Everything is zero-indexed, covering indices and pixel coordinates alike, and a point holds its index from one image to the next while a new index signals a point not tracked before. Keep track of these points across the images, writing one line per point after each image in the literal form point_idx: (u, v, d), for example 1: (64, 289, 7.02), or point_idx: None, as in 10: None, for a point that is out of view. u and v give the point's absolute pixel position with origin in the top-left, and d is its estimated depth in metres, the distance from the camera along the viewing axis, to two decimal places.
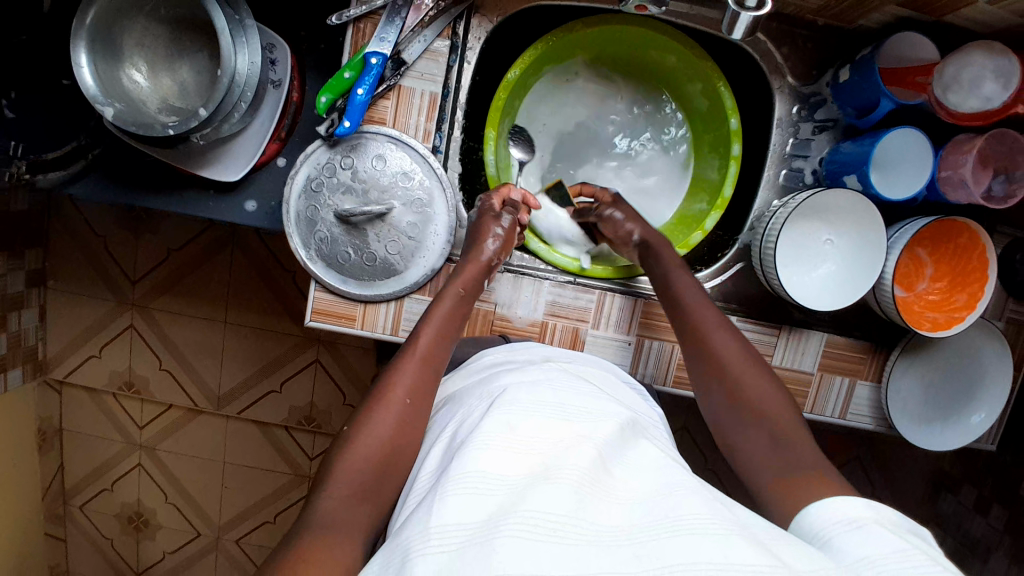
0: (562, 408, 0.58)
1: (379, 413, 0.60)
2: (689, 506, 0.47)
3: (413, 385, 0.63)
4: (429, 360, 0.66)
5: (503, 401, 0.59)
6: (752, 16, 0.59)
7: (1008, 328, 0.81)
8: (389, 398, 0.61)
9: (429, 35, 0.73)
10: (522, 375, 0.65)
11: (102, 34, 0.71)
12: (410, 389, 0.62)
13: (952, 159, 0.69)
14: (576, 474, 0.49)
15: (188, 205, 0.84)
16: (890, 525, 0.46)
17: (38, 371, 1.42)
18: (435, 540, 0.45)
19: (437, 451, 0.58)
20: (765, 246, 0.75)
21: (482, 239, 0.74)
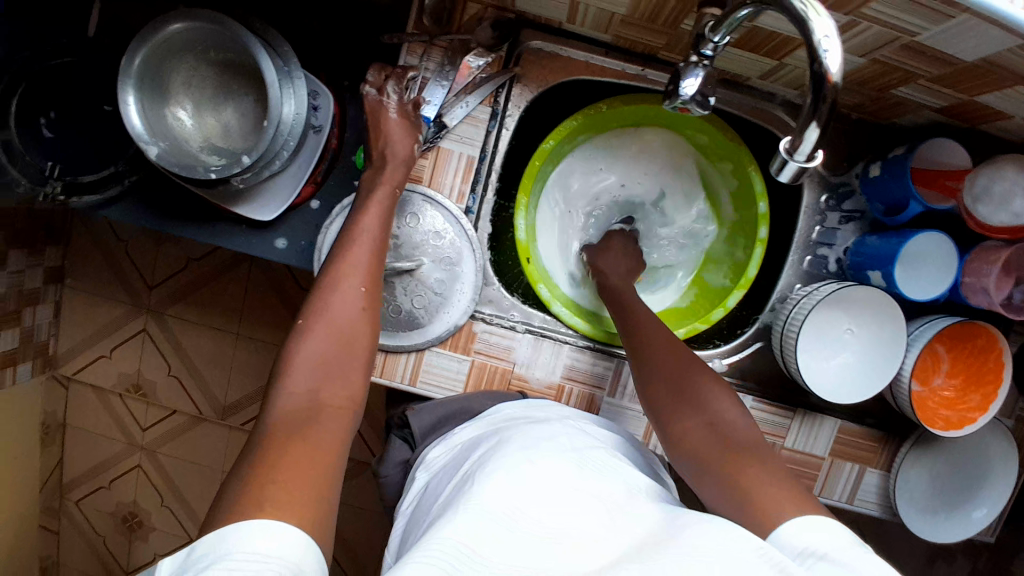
0: (580, 459, 0.59)
1: (310, 333, 0.57)
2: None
3: (354, 290, 0.61)
4: (362, 269, 0.63)
5: (522, 441, 0.61)
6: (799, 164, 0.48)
7: (1018, 426, 0.82)
8: (319, 315, 0.59)
9: (471, 101, 0.73)
10: (541, 426, 0.65)
11: (152, 74, 0.72)
12: (348, 303, 0.60)
13: (976, 266, 0.71)
14: (595, 528, 0.50)
15: (220, 238, 0.85)
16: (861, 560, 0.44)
17: (47, 366, 1.43)
18: (460, 536, 0.47)
19: (451, 485, 0.59)
20: (787, 332, 0.76)
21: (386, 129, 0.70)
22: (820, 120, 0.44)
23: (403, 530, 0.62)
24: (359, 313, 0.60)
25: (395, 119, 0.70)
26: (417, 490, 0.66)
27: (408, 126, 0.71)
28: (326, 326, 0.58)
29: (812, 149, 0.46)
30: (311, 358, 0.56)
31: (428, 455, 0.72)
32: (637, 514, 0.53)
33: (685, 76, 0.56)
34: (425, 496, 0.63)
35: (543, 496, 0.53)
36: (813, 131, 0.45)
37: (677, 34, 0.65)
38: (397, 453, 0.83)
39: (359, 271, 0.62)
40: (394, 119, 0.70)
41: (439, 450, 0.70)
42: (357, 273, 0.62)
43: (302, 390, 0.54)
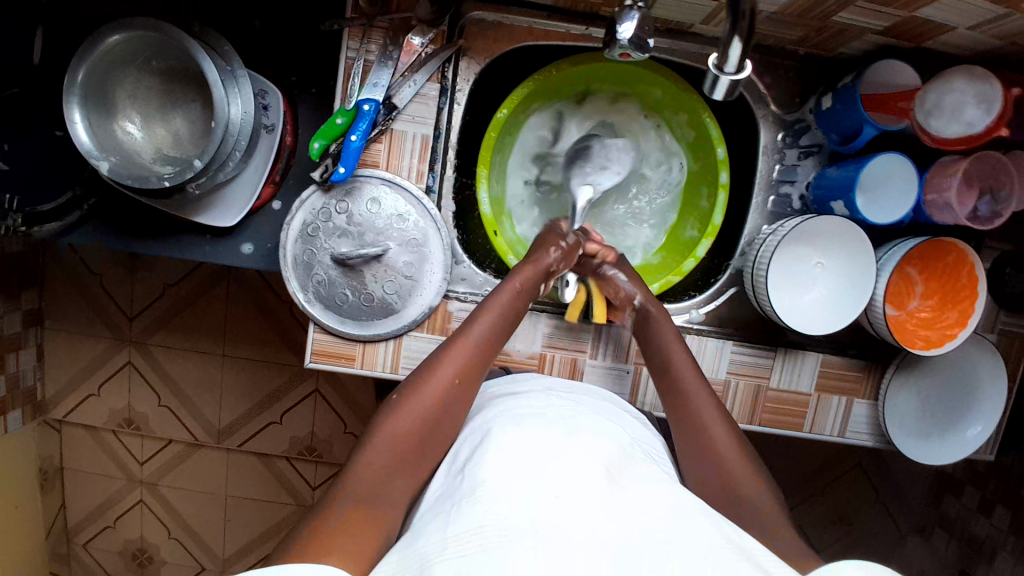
0: (567, 433, 0.57)
1: (423, 392, 0.62)
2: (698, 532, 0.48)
3: (463, 367, 0.65)
4: (480, 348, 0.67)
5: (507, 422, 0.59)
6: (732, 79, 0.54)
7: (1001, 340, 0.82)
8: (435, 380, 0.63)
9: (418, 79, 0.74)
10: (525, 400, 0.65)
11: (96, 90, 0.72)
12: (456, 375, 0.64)
13: (937, 181, 0.71)
14: (590, 491, 0.50)
15: (184, 250, 0.85)
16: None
17: (37, 412, 1.39)
18: (455, 545, 0.45)
19: (444, 475, 0.57)
20: (757, 271, 0.76)
21: (546, 248, 0.78)
22: (742, 35, 0.50)
23: None
24: (461, 373, 0.64)
25: (569, 245, 0.80)
26: None
27: (570, 253, 0.79)
28: (428, 390, 0.62)
29: (738, 61, 0.52)
30: (405, 425, 0.60)
31: None
32: (629, 484, 0.52)
33: (621, 21, 0.55)
34: None
35: (536, 468, 0.52)
36: (736, 48, 0.51)
37: None
38: None
39: (477, 354, 0.67)
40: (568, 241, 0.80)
41: None
42: (474, 353, 0.66)
43: (409, 428, 0.60)
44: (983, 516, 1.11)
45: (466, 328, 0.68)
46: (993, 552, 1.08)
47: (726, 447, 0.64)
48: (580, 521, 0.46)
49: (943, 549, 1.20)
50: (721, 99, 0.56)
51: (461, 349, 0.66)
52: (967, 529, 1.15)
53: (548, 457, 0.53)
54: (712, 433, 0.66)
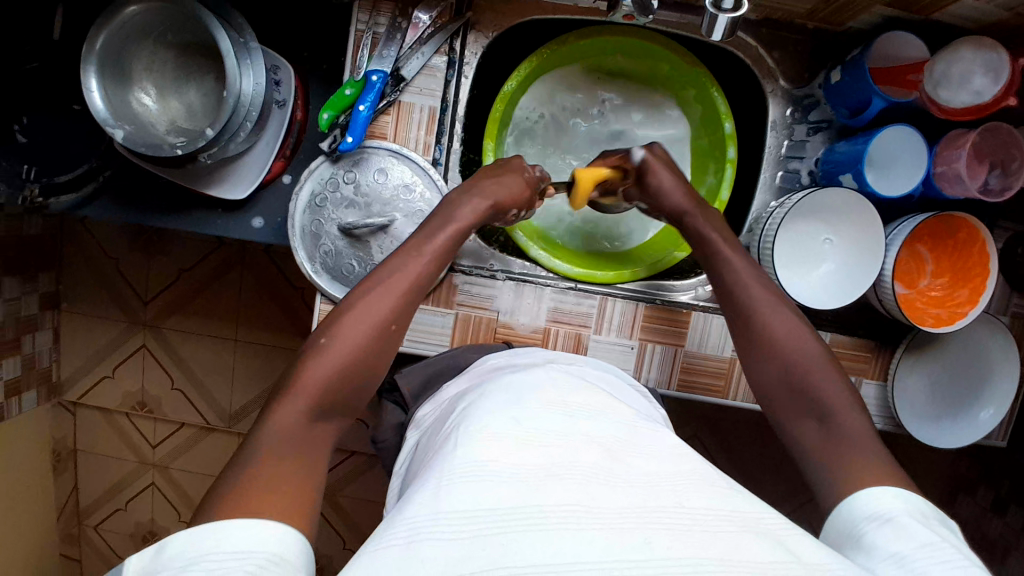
0: (570, 408, 0.54)
1: (355, 322, 0.56)
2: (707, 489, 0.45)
3: (397, 305, 0.58)
4: (418, 284, 0.60)
5: (507, 396, 0.56)
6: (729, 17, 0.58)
7: (1014, 323, 0.81)
8: (368, 313, 0.57)
9: (426, 52, 0.75)
10: (526, 373, 0.61)
11: (113, 59, 0.74)
12: (391, 313, 0.58)
13: (946, 155, 0.71)
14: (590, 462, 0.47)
15: (197, 224, 0.86)
16: (919, 516, 0.46)
17: (52, 393, 1.40)
18: (446, 523, 0.42)
19: (438, 445, 0.54)
20: (763, 247, 0.76)
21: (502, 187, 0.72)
22: None
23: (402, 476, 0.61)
24: (399, 308, 0.58)
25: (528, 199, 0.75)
26: (408, 449, 0.65)
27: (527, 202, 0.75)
28: (361, 318, 0.56)
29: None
30: (339, 356, 0.54)
31: (419, 413, 0.70)
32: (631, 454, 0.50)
33: None
34: (417, 457, 0.60)
35: (533, 449, 0.48)
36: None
37: None
38: (393, 419, 0.76)
39: (415, 291, 0.60)
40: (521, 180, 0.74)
41: (429, 408, 0.68)
42: (411, 289, 0.60)
43: (342, 360, 0.54)
44: (997, 516, 1.06)
45: (403, 261, 0.61)
46: (1007, 553, 1.02)
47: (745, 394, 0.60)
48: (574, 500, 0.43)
49: None
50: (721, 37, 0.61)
51: (399, 280, 0.59)
52: (981, 529, 1.10)
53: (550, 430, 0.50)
54: (796, 362, 0.58)
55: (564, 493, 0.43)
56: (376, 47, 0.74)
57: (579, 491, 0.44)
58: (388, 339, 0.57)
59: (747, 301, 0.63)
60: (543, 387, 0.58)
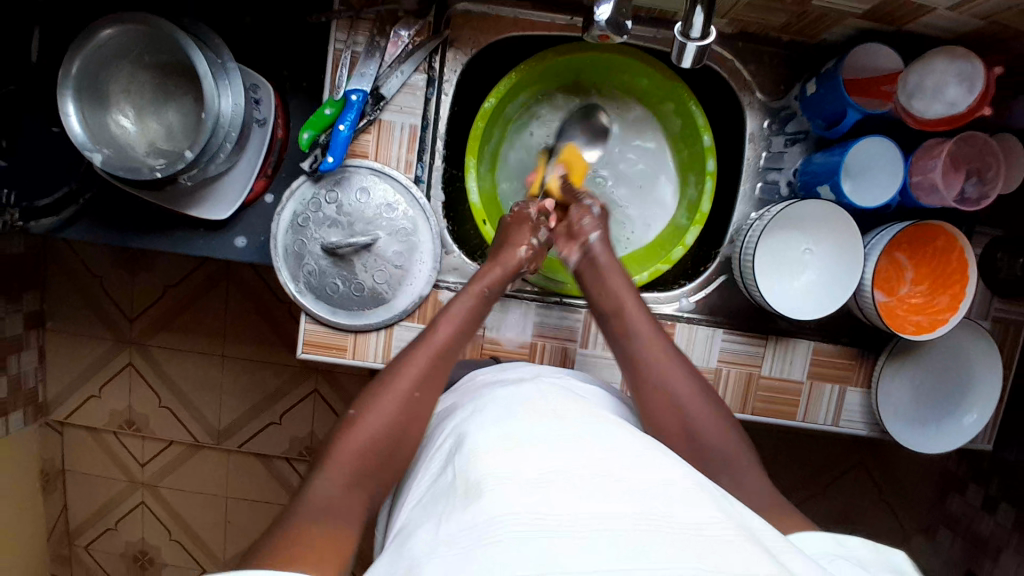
0: (557, 419, 0.55)
1: (383, 398, 0.60)
2: (691, 505, 0.46)
3: (423, 374, 0.62)
4: (441, 354, 0.64)
5: (496, 412, 0.57)
6: (699, 46, 0.57)
7: (995, 326, 0.82)
8: (394, 386, 0.61)
9: (405, 70, 0.75)
10: (515, 388, 0.62)
11: (90, 84, 0.74)
12: (415, 383, 0.61)
13: (922, 164, 0.72)
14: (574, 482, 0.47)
15: (179, 244, 0.85)
16: (859, 561, 0.50)
17: (39, 413, 1.39)
18: (453, 552, 0.43)
19: (435, 467, 0.55)
20: (744, 258, 0.76)
21: (515, 246, 0.76)
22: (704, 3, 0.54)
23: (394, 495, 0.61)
24: (422, 378, 0.62)
25: (541, 243, 0.77)
26: None
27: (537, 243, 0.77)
28: (392, 394, 0.60)
29: (703, 28, 0.56)
30: (369, 430, 0.58)
31: None
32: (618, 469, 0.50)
33: (599, 4, 0.57)
34: (407, 477, 0.60)
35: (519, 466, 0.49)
36: (699, 16, 0.55)
37: None
38: None
39: (441, 360, 0.64)
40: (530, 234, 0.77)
41: None
42: (435, 361, 0.64)
43: (372, 434, 0.58)
44: (988, 513, 1.07)
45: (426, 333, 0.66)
46: (998, 551, 1.03)
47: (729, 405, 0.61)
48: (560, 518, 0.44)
49: (947, 548, 1.17)
50: (689, 65, 0.59)
51: (421, 353, 0.64)
52: (971, 528, 1.11)
53: (534, 448, 0.50)
54: (689, 414, 0.62)
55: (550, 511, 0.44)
56: (354, 67, 0.74)
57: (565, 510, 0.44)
58: (416, 408, 0.61)
59: (646, 359, 0.66)
60: (534, 400, 0.58)
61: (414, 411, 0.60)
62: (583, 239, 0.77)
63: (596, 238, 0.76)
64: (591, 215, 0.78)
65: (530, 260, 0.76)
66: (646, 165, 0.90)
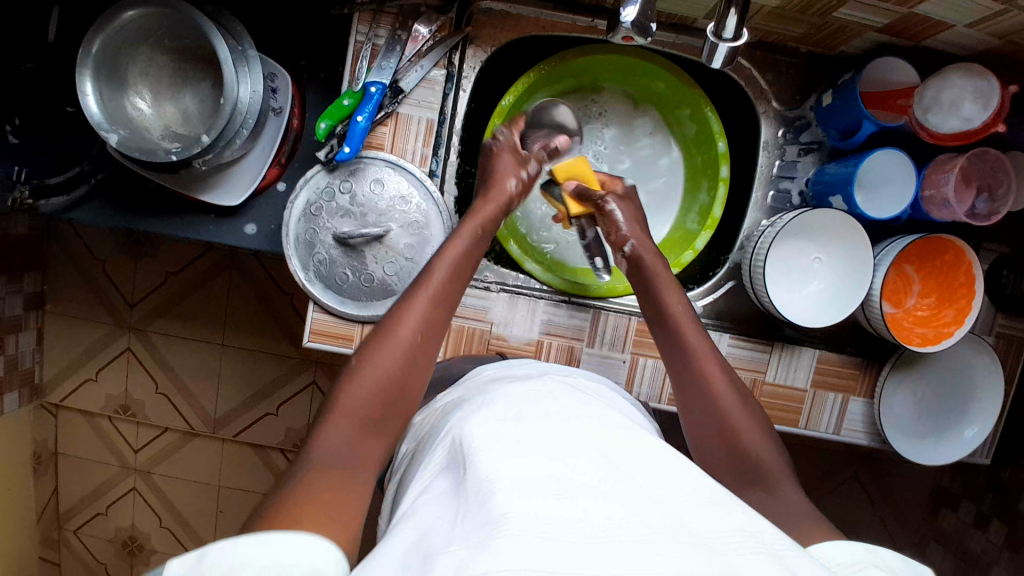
0: (567, 417, 0.55)
1: (382, 348, 0.58)
2: (702, 510, 0.46)
3: (422, 317, 0.61)
4: (439, 297, 0.63)
5: (508, 409, 0.56)
6: (731, 47, 0.58)
7: (998, 342, 0.82)
8: (397, 331, 0.59)
9: (425, 65, 0.75)
10: (525, 385, 0.62)
11: (109, 64, 0.74)
12: (416, 325, 0.60)
13: (934, 178, 0.73)
14: (586, 477, 0.47)
15: (188, 229, 0.85)
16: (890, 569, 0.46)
17: (34, 395, 1.38)
18: (460, 540, 0.43)
19: (442, 460, 0.54)
20: (755, 265, 0.77)
21: (503, 178, 0.74)
22: (738, 6, 0.55)
23: (396, 487, 0.61)
24: (421, 322, 0.61)
25: (532, 175, 0.76)
26: (405, 457, 0.64)
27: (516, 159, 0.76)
28: (392, 342, 0.59)
29: (736, 29, 0.56)
30: (373, 379, 0.56)
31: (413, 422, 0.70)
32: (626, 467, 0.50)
33: (626, 5, 0.57)
34: (412, 469, 0.60)
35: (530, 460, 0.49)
36: (733, 17, 0.56)
37: None
38: None
39: (439, 301, 0.63)
40: (511, 159, 0.76)
41: (422, 417, 0.68)
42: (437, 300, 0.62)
43: (375, 382, 0.56)
44: (979, 530, 1.08)
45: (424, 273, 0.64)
46: (988, 568, 1.03)
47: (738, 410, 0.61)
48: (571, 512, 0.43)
49: (938, 563, 1.17)
50: (720, 66, 0.60)
51: (425, 294, 0.62)
52: (963, 543, 1.11)
53: (545, 443, 0.50)
54: (731, 420, 0.61)
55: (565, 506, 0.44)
56: (375, 60, 0.74)
57: (578, 506, 0.44)
58: (417, 354, 0.59)
59: (703, 365, 0.64)
60: (546, 399, 0.58)
61: (416, 355, 0.59)
62: (618, 247, 0.75)
63: (631, 247, 0.74)
64: (622, 223, 0.76)
65: (522, 187, 0.75)
66: (658, 170, 0.90)
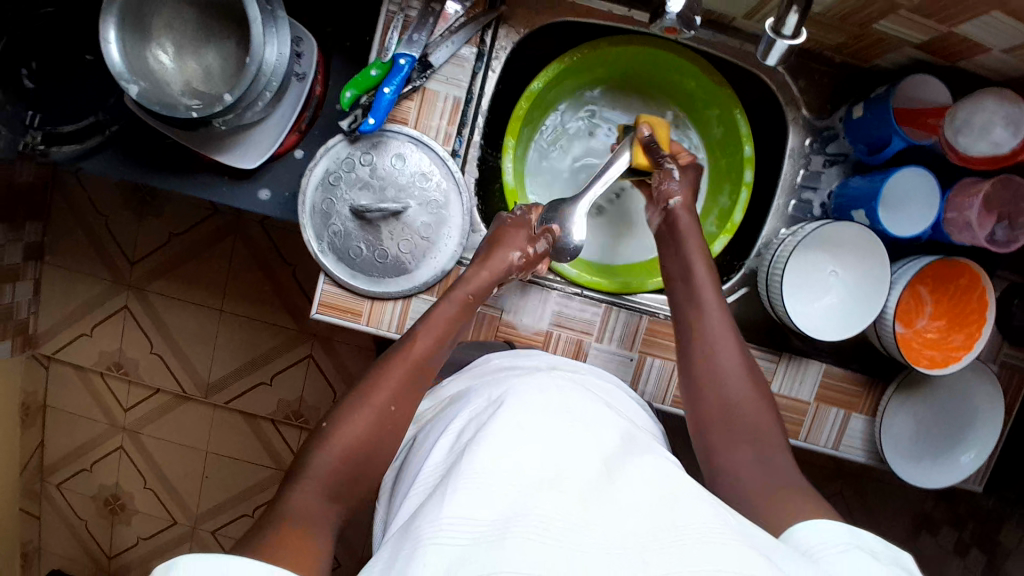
0: (572, 412, 0.54)
1: (359, 408, 0.58)
2: (694, 512, 0.44)
3: (403, 384, 0.61)
4: (420, 367, 0.63)
5: (512, 397, 0.55)
6: (788, 44, 0.57)
7: (1003, 371, 0.82)
8: (372, 398, 0.59)
9: (456, 41, 0.74)
10: (531, 377, 0.61)
11: (134, 14, 0.72)
12: (395, 394, 0.60)
13: (958, 201, 0.73)
14: (585, 477, 0.46)
15: (202, 188, 0.83)
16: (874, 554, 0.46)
17: (26, 345, 1.37)
18: (448, 530, 0.42)
19: (440, 450, 0.53)
20: (772, 273, 0.76)
21: (503, 247, 0.75)
22: (800, 6, 0.54)
23: (395, 475, 0.60)
24: (405, 393, 0.61)
25: (535, 251, 0.76)
26: (405, 443, 0.65)
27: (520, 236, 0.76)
28: (372, 407, 0.58)
29: (795, 27, 0.56)
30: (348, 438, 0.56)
31: None
32: (628, 466, 0.49)
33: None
34: (413, 455, 0.59)
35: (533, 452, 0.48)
36: (793, 16, 0.55)
37: None
38: None
39: (418, 371, 0.63)
40: (522, 240, 0.76)
41: (427, 406, 0.68)
42: (414, 372, 0.62)
43: (352, 439, 0.56)
44: (959, 556, 1.08)
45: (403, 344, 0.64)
46: None
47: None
48: (561, 508, 0.43)
49: None
50: (774, 62, 0.59)
51: (400, 366, 0.62)
52: (941, 568, 1.12)
53: (554, 436, 0.50)
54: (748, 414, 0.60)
55: (561, 504, 0.43)
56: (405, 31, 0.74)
57: (574, 506, 0.43)
58: (393, 424, 0.59)
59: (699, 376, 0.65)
60: (550, 390, 0.57)
61: (392, 423, 0.59)
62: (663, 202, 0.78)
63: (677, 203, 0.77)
64: (676, 181, 0.78)
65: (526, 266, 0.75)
66: None
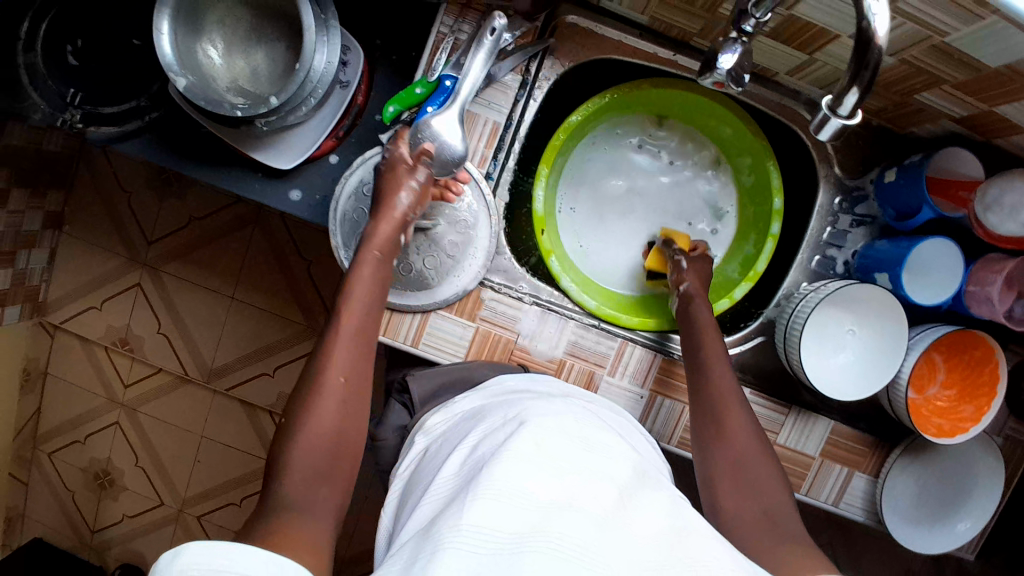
0: (587, 438, 0.54)
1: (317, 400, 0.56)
2: (708, 551, 0.45)
3: (351, 363, 0.58)
4: (358, 337, 0.60)
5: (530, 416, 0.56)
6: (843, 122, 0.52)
7: (1006, 444, 0.82)
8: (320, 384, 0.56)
9: (503, 67, 0.74)
10: (549, 401, 0.62)
11: (190, 8, 0.73)
12: (344, 370, 0.58)
13: (981, 275, 0.74)
14: (600, 503, 0.47)
15: (234, 182, 0.84)
16: None
17: (35, 312, 1.37)
18: (462, 536, 0.42)
19: (455, 463, 0.54)
20: (792, 326, 0.77)
21: (393, 193, 0.69)
22: (861, 86, 0.49)
23: (404, 484, 0.60)
24: (352, 366, 0.58)
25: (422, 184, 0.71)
26: (414, 453, 0.65)
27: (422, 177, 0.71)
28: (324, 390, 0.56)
29: (852, 108, 0.51)
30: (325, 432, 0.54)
31: (427, 420, 0.70)
32: (641, 496, 0.50)
33: (723, 52, 0.57)
34: (424, 465, 0.60)
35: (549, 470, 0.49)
36: (852, 96, 0.50)
37: (712, 18, 0.69)
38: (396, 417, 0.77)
39: (358, 344, 0.60)
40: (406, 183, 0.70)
41: (437, 417, 0.68)
42: (357, 346, 0.60)
43: (332, 431, 0.55)
44: None
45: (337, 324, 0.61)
46: None
47: (749, 452, 0.61)
48: (576, 531, 0.43)
49: None
50: (827, 139, 0.55)
51: (342, 346, 0.59)
52: None
53: (567, 459, 0.50)
54: (762, 463, 0.60)
55: (575, 526, 0.44)
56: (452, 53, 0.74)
57: (590, 529, 0.44)
58: (354, 404, 0.57)
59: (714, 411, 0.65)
60: (566, 414, 0.57)
61: (352, 407, 0.57)
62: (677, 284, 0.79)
63: (684, 289, 0.78)
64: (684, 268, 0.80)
65: (416, 198, 0.70)
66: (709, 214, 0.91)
